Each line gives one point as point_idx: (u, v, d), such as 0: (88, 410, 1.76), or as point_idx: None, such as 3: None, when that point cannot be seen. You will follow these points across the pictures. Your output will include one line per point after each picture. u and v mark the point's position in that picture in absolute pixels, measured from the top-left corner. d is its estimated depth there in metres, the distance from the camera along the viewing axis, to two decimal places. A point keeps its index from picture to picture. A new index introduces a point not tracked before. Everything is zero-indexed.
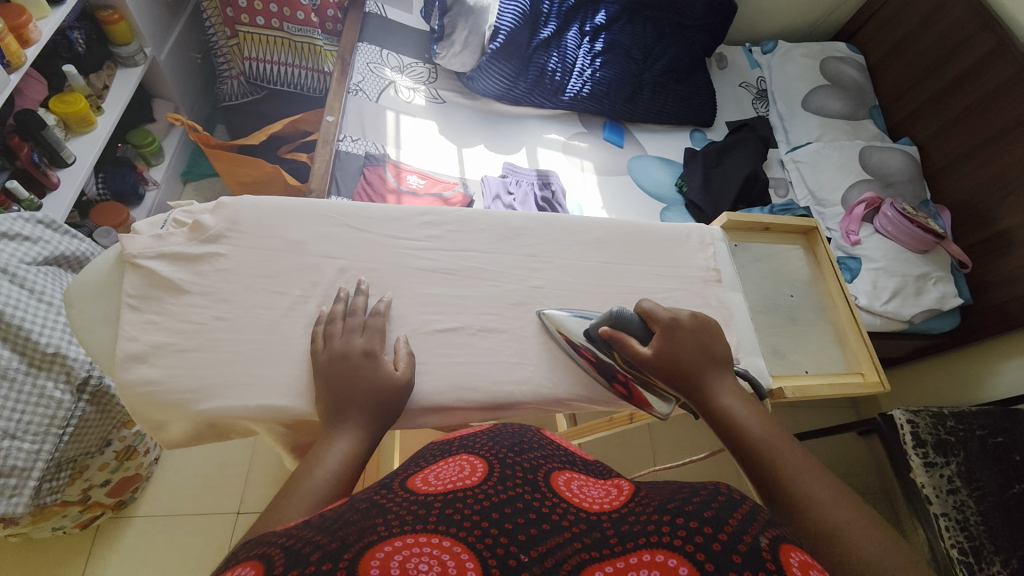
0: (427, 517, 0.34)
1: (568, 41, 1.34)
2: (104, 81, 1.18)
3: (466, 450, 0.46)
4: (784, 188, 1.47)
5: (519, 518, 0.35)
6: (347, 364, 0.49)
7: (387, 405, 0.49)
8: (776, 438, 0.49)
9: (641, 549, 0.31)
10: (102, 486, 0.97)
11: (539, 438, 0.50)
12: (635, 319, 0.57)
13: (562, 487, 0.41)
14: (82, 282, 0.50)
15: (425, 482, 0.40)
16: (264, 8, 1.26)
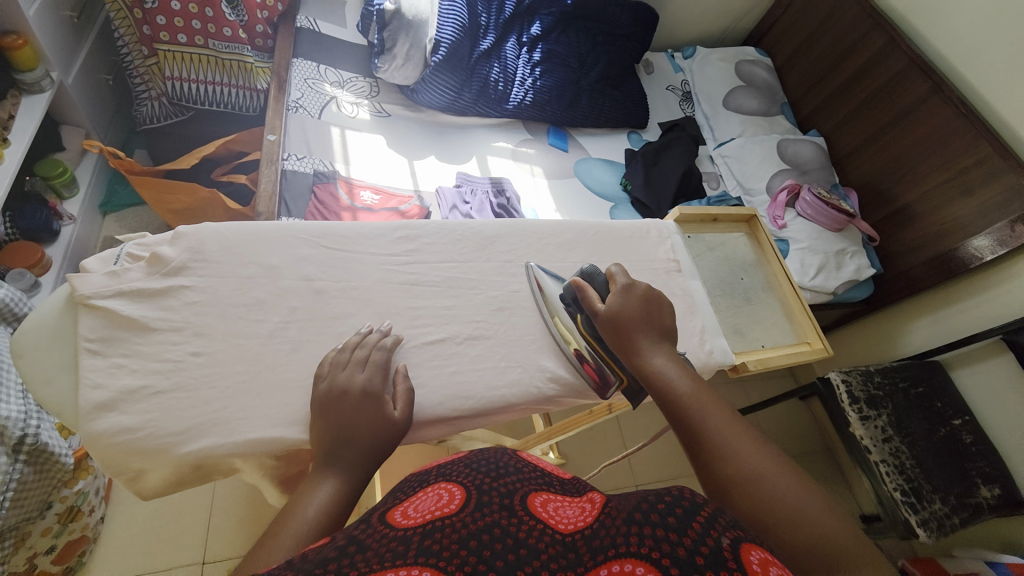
0: (402, 553, 0.31)
1: (507, 52, 1.38)
2: (10, 110, 1.06)
3: (444, 479, 0.42)
4: (715, 181, 1.59)
5: (498, 544, 0.32)
6: (346, 400, 0.50)
7: (379, 451, 0.49)
8: (703, 395, 0.51)
9: (614, 562, 0.30)
10: (46, 554, 0.87)
11: (519, 460, 0.46)
12: (602, 278, 0.62)
13: (539, 509, 0.37)
14: (31, 330, 0.50)
15: (403, 515, 0.36)
16: (187, 24, 1.18)
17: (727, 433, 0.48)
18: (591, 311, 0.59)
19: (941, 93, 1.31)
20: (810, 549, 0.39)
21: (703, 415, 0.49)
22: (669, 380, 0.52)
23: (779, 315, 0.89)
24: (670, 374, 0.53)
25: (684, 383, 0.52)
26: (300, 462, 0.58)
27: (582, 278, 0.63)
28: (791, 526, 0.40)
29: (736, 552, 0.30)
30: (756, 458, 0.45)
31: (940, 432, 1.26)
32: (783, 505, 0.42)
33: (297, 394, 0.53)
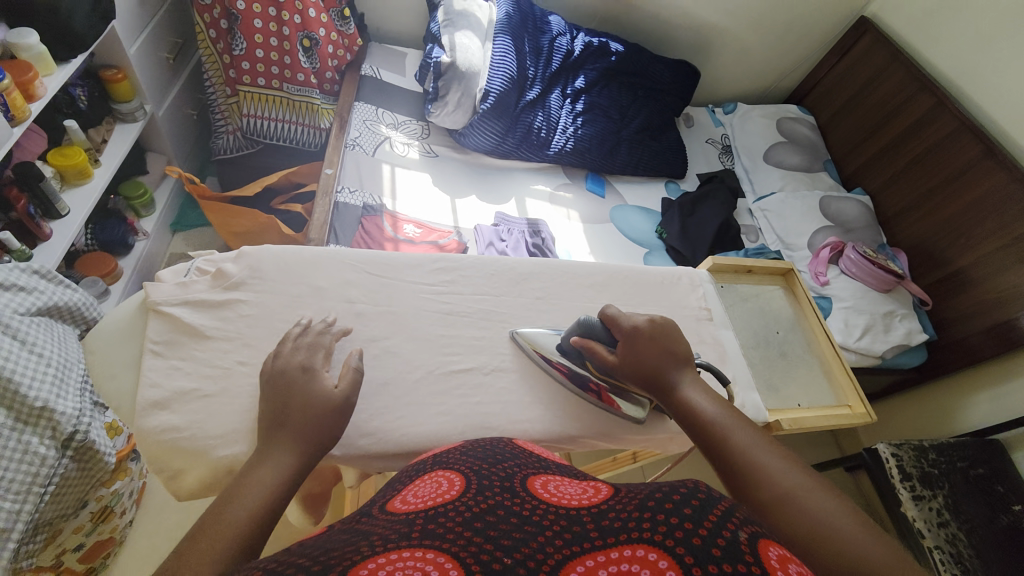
0: (410, 532, 0.37)
1: (551, 103, 1.47)
2: (103, 135, 1.21)
3: (441, 468, 0.50)
4: (755, 234, 1.56)
5: (503, 522, 0.38)
6: (284, 385, 0.51)
7: (330, 427, 0.50)
8: (730, 417, 0.54)
9: (625, 545, 0.34)
10: (73, 553, 0.90)
11: (512, 449, 0.54)
12: (600, 326, 0.62)
13: (540, 489, 0.45)
14: (104, 329, 0.56)
15: (403, 503, 0.44)
16: (266, 69, 1.32)
17: (763, 456, 0.49)
18: (600, 360, 0.60)
19: (994, 156, 1.29)
20: (839, 566, 0.40)
21: (734, 439, 0.52)
22: (697, 405, 0.55)
23: (817, 373, 0.87)
24: (696, 399, 0.56)
25: (714, 411, 0.55)
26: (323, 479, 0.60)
27: (579, 331, 0.63)
28: (835, 551, 0.41)
29: (753, 546, 0.32)
30: (786, 478, 0.47)
31: (1003, 521, 1.14)
32: (815, 522, 0.43)
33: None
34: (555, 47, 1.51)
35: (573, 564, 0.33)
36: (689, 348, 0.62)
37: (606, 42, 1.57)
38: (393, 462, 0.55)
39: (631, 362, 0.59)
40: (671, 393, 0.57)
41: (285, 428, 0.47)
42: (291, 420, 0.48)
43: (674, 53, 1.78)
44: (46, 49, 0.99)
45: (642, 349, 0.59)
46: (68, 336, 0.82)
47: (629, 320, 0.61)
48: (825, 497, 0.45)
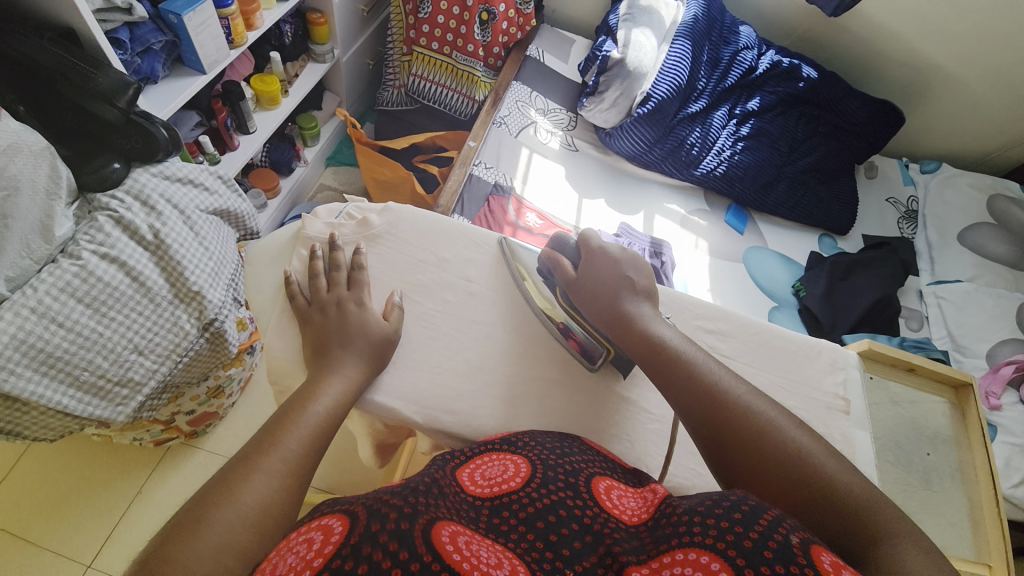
0: (477, 520, 0.43)
1: (714, 120, 1.35)
2: (296, 70, 1.37)
3: (508, 446, 0.53)
4: (919, 321, 1.29)
5: (565, 526, 0.42)
6: (338, 313, 0.59)
7: (366, 350, 0.57)
8: (701, 359, 0.55)
9: (676, 549, 0.37)
10: (186, 414, 1.04)
11: (577, 443, 0.55)
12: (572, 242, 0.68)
13: (604, 495, 0.47)
14: (264, 248, 0.71)
15: (473, 480, 0.48)
16: (442, 36, 1.40)
17: (740, 395, 0.52)
18: (563, 274, 0.65)
19: None
20: (839, 512, 0.44)
21: (710, 384, 0.53)
22: (671, 347, 0.56)
23: (959, 517, 0.72)
24: (671, 339, 0.57)
25: (688, 351, 0.56)
26: (395, 435, 0.66)
27: (554, 245, 0.69)
28: (831, 497, 0.45)
29: (805, 551, 0.34)
30: (764, 429, 0.49)
31: None
32: (807, 472, 0.46)
33: (419, 375, 0.61)
34: (737, 60, 1.38)
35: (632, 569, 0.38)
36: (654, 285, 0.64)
37: (798, 65, 1.40)
38: (441, 435, 0.60)
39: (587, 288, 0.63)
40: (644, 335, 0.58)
41: (336, 354, 0.56)
42: (341, 350, 0.56)
43: (875, 91, 1.54)
44: None
45: (603, 273, 0.63)
46: (229, 237, 0.94)
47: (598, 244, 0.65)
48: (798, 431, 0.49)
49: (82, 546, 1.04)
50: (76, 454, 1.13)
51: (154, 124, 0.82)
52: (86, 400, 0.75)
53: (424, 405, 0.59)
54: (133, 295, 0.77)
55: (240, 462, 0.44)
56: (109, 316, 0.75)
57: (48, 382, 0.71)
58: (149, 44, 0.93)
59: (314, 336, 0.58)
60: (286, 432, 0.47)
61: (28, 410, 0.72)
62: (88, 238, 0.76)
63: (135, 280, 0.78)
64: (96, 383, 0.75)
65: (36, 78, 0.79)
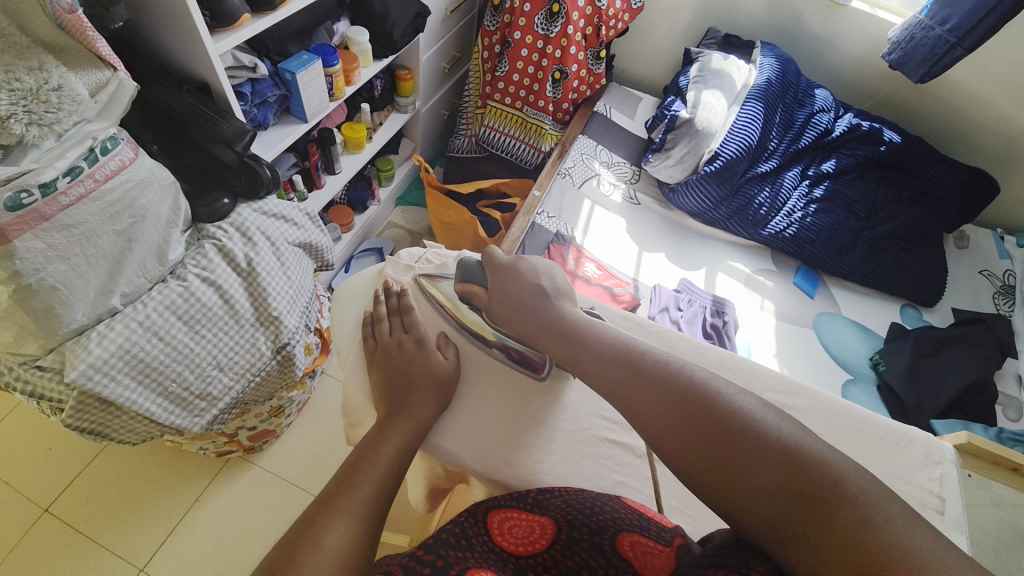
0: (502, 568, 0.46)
1: (785, 180, 1.32)
2: (381, 119, 1.51)
3: (543, 509, 0.53)
4: (1017, 411, 1.14)
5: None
6: (401, 354, 0.63)
7: (432, 387, 0.61)
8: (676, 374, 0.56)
9: None
10: (248, 430, 1.10)
11: (621, 508, 0.53)
12: (476, 269, 0.71)
13: (627, 550, 0.48)
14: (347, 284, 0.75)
15: (501, 530, 0.51)
16: (516, 92, 1.49)
17: (720, 408, 0.52)
18: (480, 299, 0.69)
19: None
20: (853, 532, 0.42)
21: (687, 402, 0.54)
22: (649, 363, 0.58)
23: None
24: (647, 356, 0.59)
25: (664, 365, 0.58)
26: (451, 478, 0.66)
27: (461, 280, 0.70)
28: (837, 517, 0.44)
29: None
30: (746, 456, 0.49)
31: None
32: (809, 493, 0.46)
33: (479, 422, 0.62)
34: (811, 122, 1.37)
35: None
36: (571, 288, 0.69)
37: (879, 129, 1.36)
38: (495, 486, 0.60)
39: (516, 298, 0.66)
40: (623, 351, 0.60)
41: (406, 396, 0.59)
42: (409, 391, 0.59)
43: (966, 159, 1.45)
44: (369, 48, 1.26)
45: (519, 285, 0.67)
46: (309, 268, 1.02)
47: (501, 258, 0.69)
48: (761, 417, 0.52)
49: (137, 547, 1.10)
50: (147, 457, 1.21)
51: (260, 164, 0.93)
52: (170, 409, 0.81)
53: (484, 452, 0.60)
54: (222, 315, 0.85)
55: (322, 506, 0.47)
56: (200, 334, 0.83)
57: (141, 390, 0.78)
58: (266, 97, 1.06)
59: (386, 373, 0.62)
60: (362, 476, 0.50)
61: (119, 414, 0.80)
62: (194, 263, 0.86)
63: (225, 302, 0.85)
64: (181, 394, 0.82)
65: (170, 121, 0.92)
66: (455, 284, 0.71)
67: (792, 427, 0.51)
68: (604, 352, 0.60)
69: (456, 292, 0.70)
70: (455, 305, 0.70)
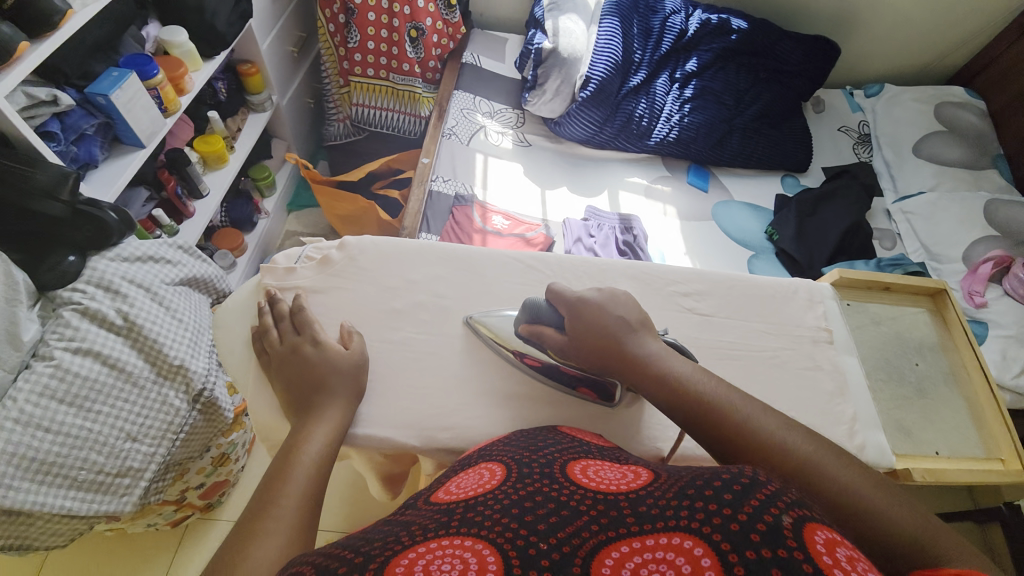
0: (450, 522, 0.40)
1: (657, 88, 1.37)
2: (238, 124, 1.37)
3: (485, 459, 0.53)
4: (891, 239, 1.33)
5: (540, 508, 0.40)
6: (298, 359, 0.58)
7: (343, 380, 0.58)
8: (709, 391, 0.53)
9: (657, 533, 0.34)
10: (196, 489, 1.03)
11: (554, 436, 0.55)
12: (547, 305, 0.62)
13: (580, 475, 0.46)
14: (227, 306, 0.67)
15: (447, 493, 0.47)
16: (376, 60, 1.39)
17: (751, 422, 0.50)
18: (550, 341, 0.61)
19: None
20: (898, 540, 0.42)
21: (724, 416, 0.51)
22: (677, 383, 0.54)
23: (966, 421, 0.73)
24: (676, 375, 0.55)
25: (697, 385, 0.54)
26: (402, 462, 0.66)
27: (527, 317, 0.63)
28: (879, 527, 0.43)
29: (796, 531, 0.31)
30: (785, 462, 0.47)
31: None
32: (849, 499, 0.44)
33: (406, 403, 0.61)
34: (667, 26, 1.40)
35: (610, 548, 0.35)
36: (645, 313, 0.61)
37: (727, 19, 1.42)
38: (446, 456, 0.60)
39: (589, 341, 0.58)
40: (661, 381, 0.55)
41: (316, 399, 0.56)
42: (318, 394, 0.56)
43: (807, 28, 1.56)
44: (194, 48, 1.12)
45: (589, 322, 0.59)
46: (202, 304, 0.93)
47: (575, 293, 0.61)
48: (834, 460, 0.47)
49: None
50: (93, 553, 1.10)
51: (102, 209, 0.83)
52: (89, 497, 0.74)
53: (425, 427, 0.59)
54: (115, 382, 0.76)
55: (239, 532, 0.44)
56: (94, 411, 0.74)
57: (47, 489, 0.70)
58: (82, 130, 0.91)
59: (290, 384, 0.58)
60: (281, 490, 0.48)
61: (35, 521, 0.71)
62: (57, 336, 0.75)
63: (113, 368, 0.77)
64: (96, 479, 0.74)
65: None
66: (522, 326, 0.63)
67: (854, 468, 0.47)
68: (676, 385, 0.54)
69: (519, 332, 0.63)
70: (513, 343, 0.63)
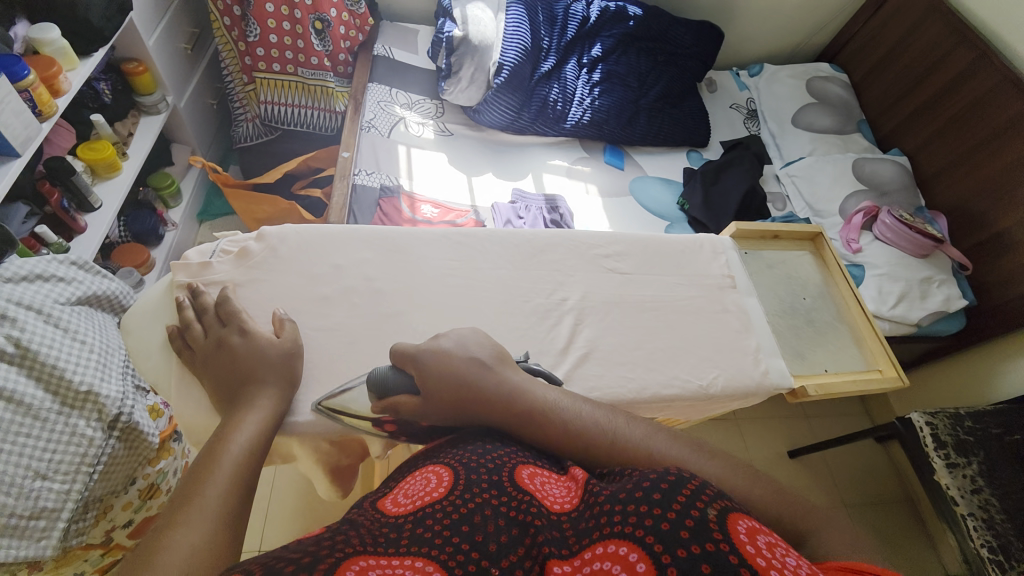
0: (397, 538, 0.38)
1: (567, 74, 1.43)
2: (129, 129, 1.26)
3: (433, 462, 0.48)
4: (782, 202, 1.50)
5: (488, 523, 0.40)
6: (222, 352, 0.57)
7: (277, 371, 0.57)
8: (579, 422, 0.51)
9: (598, 544, 0.37)
10: (124, 528, 0.94)
11: (497, 434, 0.52)
12: (390, 372, 0.57)
13: (526, 483, 0.44)
14: (139, 310, 0.63)
15: (395, 503, 0.43)
16: (281, 55, 1.33)
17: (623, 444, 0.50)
18: (410, 411, 0.55)
19: None
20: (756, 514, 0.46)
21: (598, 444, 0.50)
22: (551, 422, 0.51)
23: (847, 340, 0.85)
24: (553, 411, 0.52)
25: (569, 418, 0.52)
26: (349, 449, 0.65)
27: (380, 391, 0.57)
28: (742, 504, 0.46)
29: (721, 522, 0.36)
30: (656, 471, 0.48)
31: None
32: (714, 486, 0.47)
33: (345, 385, 0.60)
34: (570, 15, 1.47)
35: (553, 566, 0.37)
36: (495, 344, 0.59)
37: (623, 7, 1.52)
38: (394, 432, 0.61)
39: (454, 402, 0.53)
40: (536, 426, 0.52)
41: (247, 390, 0.55)
42: (248, 386, 0.55)
43: (694, 15, 1.71)
44: (67, 43, 1.01)
45: (445, 382, 0.54)
46: (107, 325, 0.85)
47: (418, 349, 0.56)
48: (695, 456, 0.50)
49: None
50: None
51: None
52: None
53: (368, 407, 0.60)
54: (12, 419, 0.69)
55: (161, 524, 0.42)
56: None
57: None
58: None
59: (215, 378, 0.56)
60: (207, 483, 0.45)
61: None
62: None
63: (10, 403, 0.70)
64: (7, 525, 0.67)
65: None
66: (375, 405, 0.56)
67: (719, 463, 0.49)
68: (550, 425, 0.51)
69: (376, 409, 0.56)
70: (375, 414, 0.58)
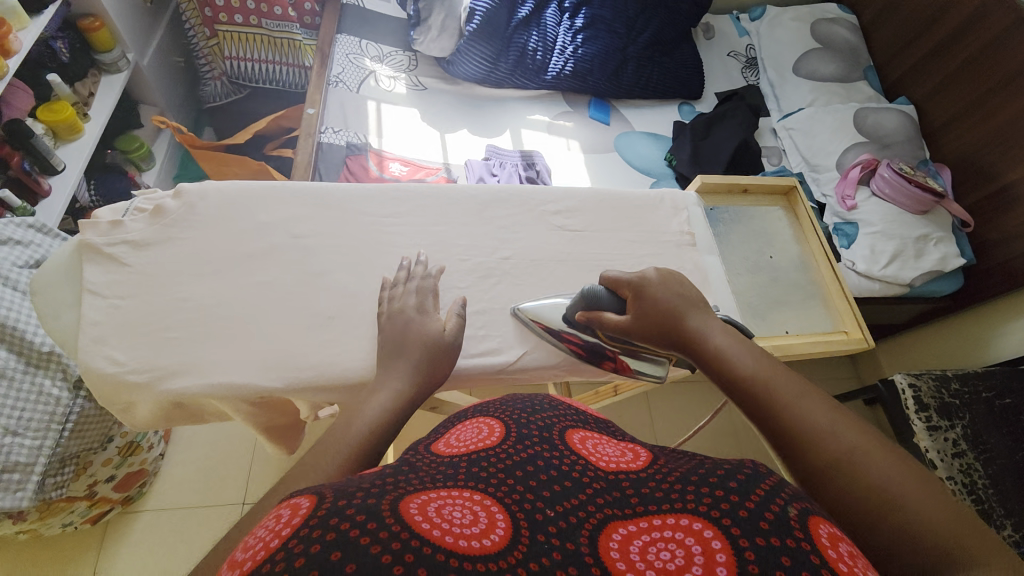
0: (455, 474, 0.36)
1: (547, 19, 1.33)
2: (90, 88, 1.21)
3: (482, 415, 0.47)
4: (777, 157, 1.44)
5: (545, 474, 0.36)
6: None
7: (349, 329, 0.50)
8: (770, 367, 0.47)
9: (672, 513, 0.32)
10: (107, 483, 0.97)
11: (553, 403, 0.50)
12: (603, 290, 0.61)
13: (581, 445, 0.42)
14: (45, 272, 0.61)
15: (447, 444, 0.42)
16: (242, 5, 1.26)
17: (803, 397, 0.44)
18: (608, 326, 0.59)
19: None
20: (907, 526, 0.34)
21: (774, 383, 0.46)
22: (732, 358, 0.49)
23: (814, 300, 0.81)
24: (734, 353, 0.50)
25: (753, 364, 0.48)
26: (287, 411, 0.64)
27: (584, 304, 0.61)
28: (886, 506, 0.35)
29: (803, 522, 0.29)
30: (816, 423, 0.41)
31: None
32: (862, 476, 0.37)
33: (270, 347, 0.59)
34: None
35: (616, 525, 0.32)
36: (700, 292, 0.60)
37: None
38: (322, 394, 0.59)
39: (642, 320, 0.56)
40: (713, 356, 0.51)
41: None
42: None
43: None
44: (17, 1, 0.96)
45: (648, 304, 0.57)
46: None
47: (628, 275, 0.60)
48: (879, 453, 0.38)
49: None
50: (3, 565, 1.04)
51: None
52: None
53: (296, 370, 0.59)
54: None
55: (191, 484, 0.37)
56: None
57: None
58: None
59: None
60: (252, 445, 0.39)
61: None
62: None
63: None
64: None
65: None
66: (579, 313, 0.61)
67: (908, 476, 0.36)
68: (723, 355, 0.50)
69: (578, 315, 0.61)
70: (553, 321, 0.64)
